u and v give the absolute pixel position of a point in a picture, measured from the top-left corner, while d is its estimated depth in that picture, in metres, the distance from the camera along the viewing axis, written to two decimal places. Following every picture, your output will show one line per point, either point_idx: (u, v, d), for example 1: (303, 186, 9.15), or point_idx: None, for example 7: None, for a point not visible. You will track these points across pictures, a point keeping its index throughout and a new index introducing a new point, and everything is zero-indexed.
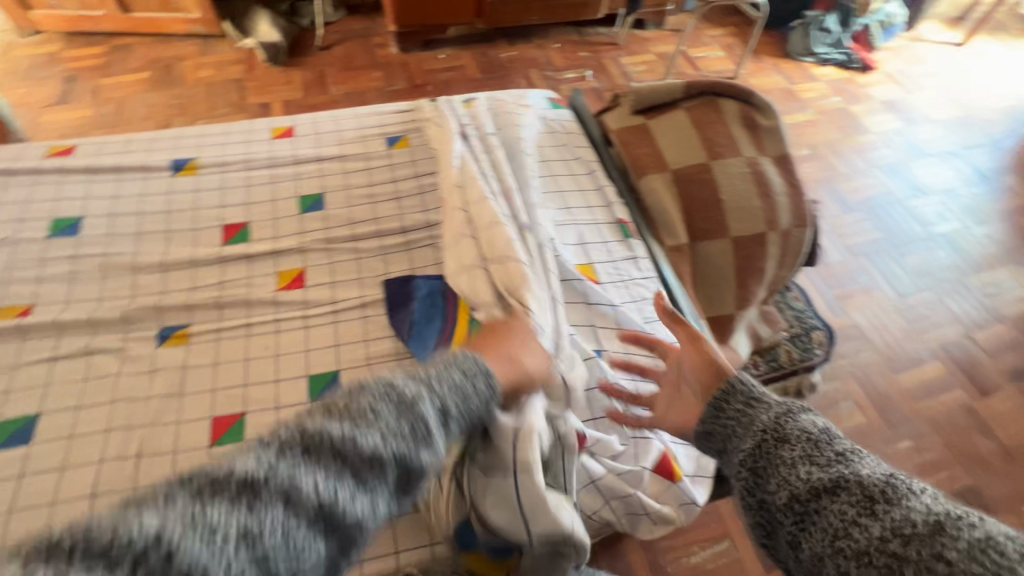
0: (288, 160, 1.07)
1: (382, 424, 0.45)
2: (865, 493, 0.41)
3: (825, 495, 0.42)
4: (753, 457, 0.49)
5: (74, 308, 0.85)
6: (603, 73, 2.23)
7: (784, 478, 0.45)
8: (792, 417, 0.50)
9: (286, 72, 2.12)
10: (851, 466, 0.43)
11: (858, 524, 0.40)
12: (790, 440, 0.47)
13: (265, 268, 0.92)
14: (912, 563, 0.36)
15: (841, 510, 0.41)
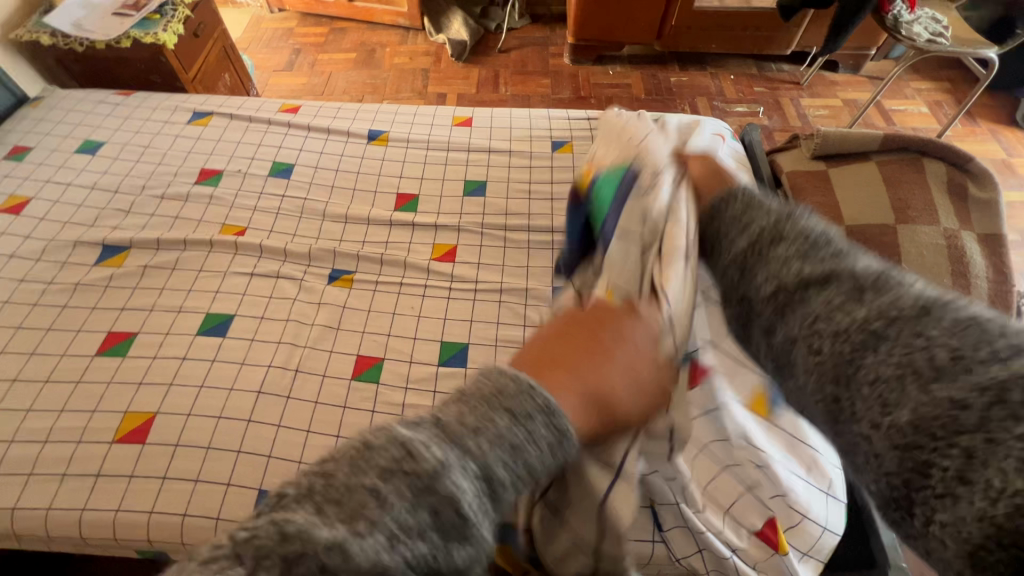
0: (463, 147, 1.17)
1: (389, 523, 0.32)
2: (855, 282, 0.32)
3: (811, 286, 0.34)
4: (739, 254, 0.39)
5: (274, 237, 1.02)
6: (777, 111, 2.10)
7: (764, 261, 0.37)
8: (793, 214, 0.39)
9: (466, 69, 2.31)
10: (847, 257, 0.34)
11: (845, 307, 0.31)
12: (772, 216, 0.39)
13: (424, 237, 1.02)
14: (890, 341, 0.29)
15: (832, 291, 0.33)
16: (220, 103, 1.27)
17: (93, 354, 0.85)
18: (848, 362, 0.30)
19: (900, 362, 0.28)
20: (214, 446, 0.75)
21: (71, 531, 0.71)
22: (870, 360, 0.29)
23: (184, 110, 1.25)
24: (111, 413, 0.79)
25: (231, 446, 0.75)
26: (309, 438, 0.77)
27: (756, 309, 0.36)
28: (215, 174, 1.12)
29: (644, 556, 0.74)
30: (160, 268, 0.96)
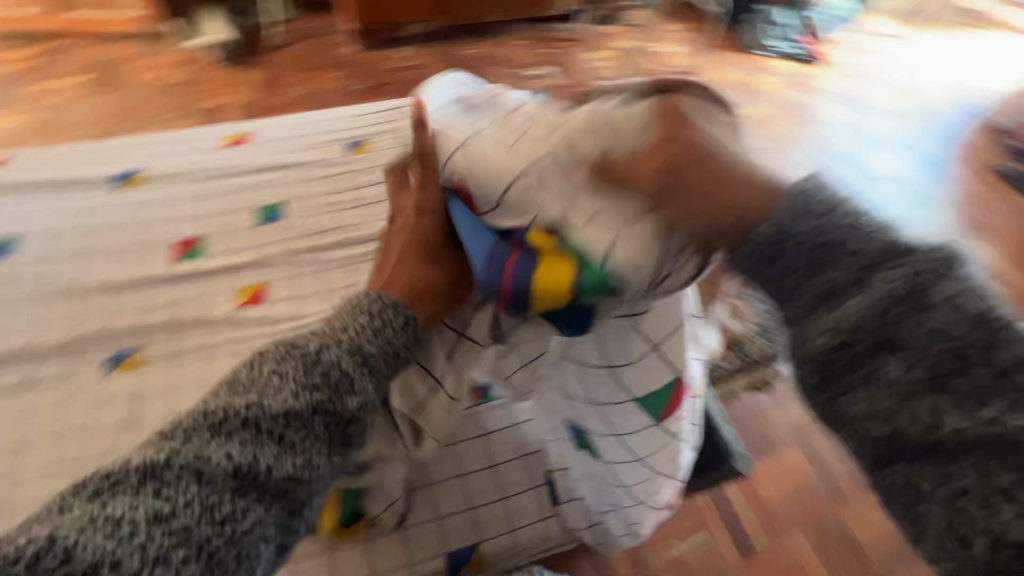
0: (244, 169, 1.02)
1: (288, 382, 0.45)
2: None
3: (948, 438, 0.33)
4: (828, 357, 0.36)
5: (14, 337, 0.79)
6: (566, 69, 2.23)
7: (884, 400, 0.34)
8: (940, 306, 0.33)
9: (239, 73, 2.03)
10: (1020, 406, 0.31)
11: (995, 483, 0.31)
12: (910, 350, 0.34)
13: (222, 285, 0.88)
14: None
15: (988, 473, 0.31)
16: None
17: None
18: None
19: None
20: None
21: None
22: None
23: None
24: None
25: None
26: None
27: (881, 453, 0.36)
28: None
29: (537, 536, 0.76)
30: None
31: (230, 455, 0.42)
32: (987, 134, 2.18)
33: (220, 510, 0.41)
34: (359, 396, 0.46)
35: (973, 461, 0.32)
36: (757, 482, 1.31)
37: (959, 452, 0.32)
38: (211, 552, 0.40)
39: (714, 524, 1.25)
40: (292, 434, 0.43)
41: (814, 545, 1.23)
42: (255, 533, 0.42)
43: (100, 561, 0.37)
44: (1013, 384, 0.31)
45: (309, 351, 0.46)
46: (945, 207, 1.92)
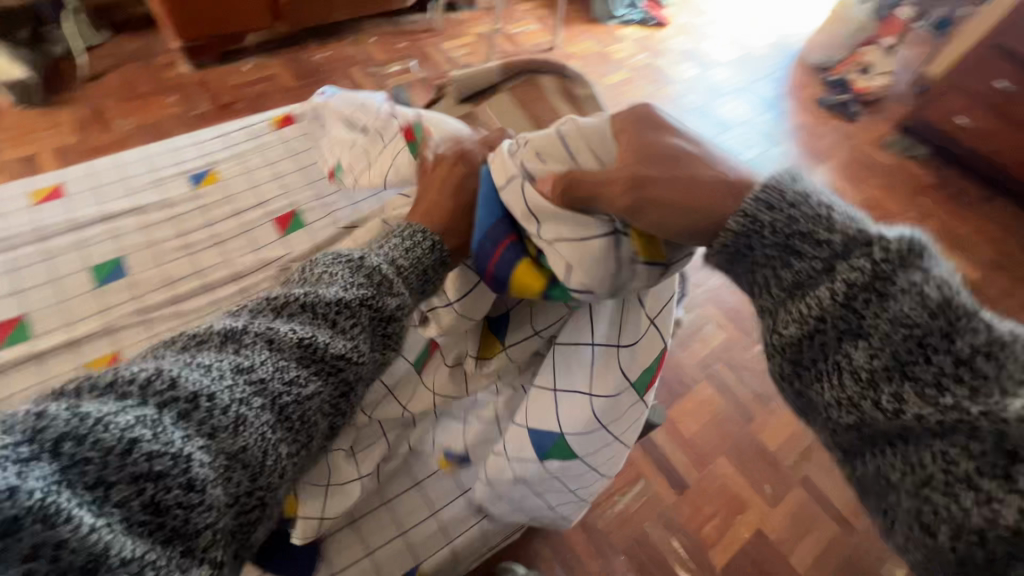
0: (64, 226, 0.88)
1: (339, 280, 0.49)
2: (994, 443, 0.30)
3: (911, 424, 0.33)
4: (797, 346, 0.38)
5: None
6: (427, 61, 2.18)
7: (847, 392, 0.36)
8: (900, 296, 0.34)
9: (49, 114, 1.75)
10: (985, 394, 0.31)
11: (962, 475, 0.31)
12: (868, 337, 0.35)
13: (64, 363, 0.75)
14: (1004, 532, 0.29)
15: (949, 459, 0.31)
16: None
17: None
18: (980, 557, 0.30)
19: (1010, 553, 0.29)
20: None
21: None
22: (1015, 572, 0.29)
23: None
24: None
25: None
26: None
27: (853, 443, 0.37)
28: None
29: (477, 540, 0.75)
30: None
31: (297, 330, 0.45)
32: (809, 73, 2.47)
33: (289, 371, 0.43)
34: (397, 297, 0.51)
35: (936, 449, 0.32)
36: (678, 423, 1.41)
37: (924, 438, 0.33)
38: (277, 408, 0.41)
39: (650, 471, 1.33)
40: (344, 321, 0.47)
41: (736, 466, 1.35)
42: (316, 401, 0.44)
43: (194, 395, 0.38)
44: (972, 372, 0.31)
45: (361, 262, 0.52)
46: (787, 142, 2.16)
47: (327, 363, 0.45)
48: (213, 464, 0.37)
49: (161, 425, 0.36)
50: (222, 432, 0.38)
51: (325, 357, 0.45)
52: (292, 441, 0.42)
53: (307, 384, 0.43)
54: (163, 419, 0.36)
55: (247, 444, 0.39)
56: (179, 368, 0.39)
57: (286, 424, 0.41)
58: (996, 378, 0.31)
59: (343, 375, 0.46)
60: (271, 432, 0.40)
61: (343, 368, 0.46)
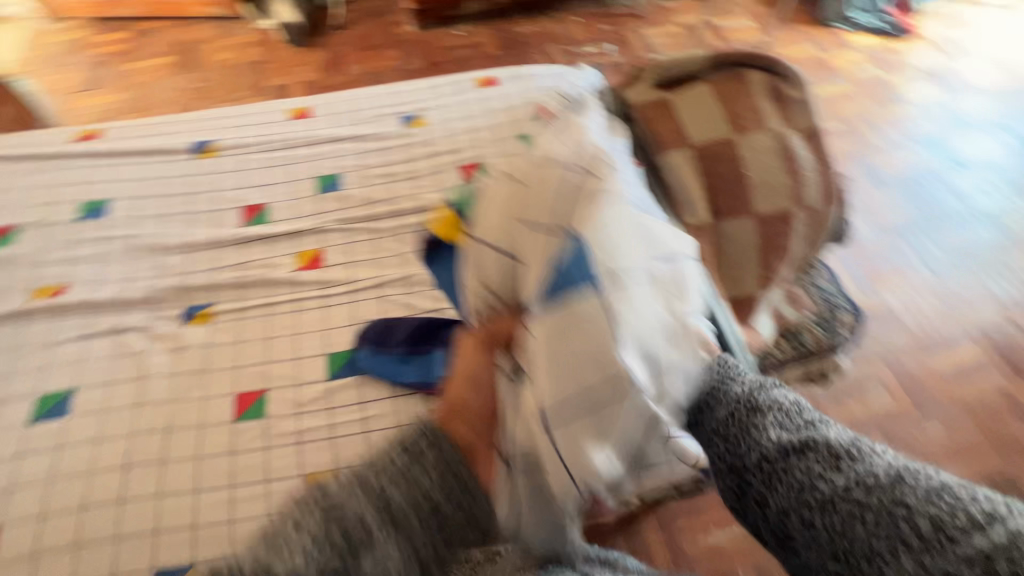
0: (305, 141, 1.07)
1: (305, 546, 0.47)
2: (831, 452, 0.46)
3: (794, 454, 0.48)
4: (726, 425, 0.53)
5: (103, 287, 0.88)
6: (624, 46, 2.16)
7: (757, 445, 0.50)
8: (765, 391, 0.54)
9: (304, 53, 2.12)
10: (820, 430, 0.49)
11: (828, 477, 0.45)
12: (763, 408, 0.52)
13: (284, 248, 0.94)
14: (874, 509, 0.42)
15: (810, 469, 0.46)
16: None
17: None
18: (839, 521, 0.43)
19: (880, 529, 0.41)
20: (84, 541, 0.65)
21: None
22: (860, 532, 0.42)
23: None
24: None
25: (105, 535, 0.66)
26: (197, 500, 0.68)
27: (752, 481, 0.50)
28: (7, 231, 0.93)
29: None
30: None
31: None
32: None
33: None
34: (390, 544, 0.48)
35: (807, 465, 0.47)
36: None
37: (794, 462, 0.48)
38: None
39: None
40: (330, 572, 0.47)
41: None
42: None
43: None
44: (795, 420, 0.51)
45: (368, 492, 0.51)
46: None
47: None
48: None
49: None
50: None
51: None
52: None
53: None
54: None
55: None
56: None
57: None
58: (821, 426, 0.50)
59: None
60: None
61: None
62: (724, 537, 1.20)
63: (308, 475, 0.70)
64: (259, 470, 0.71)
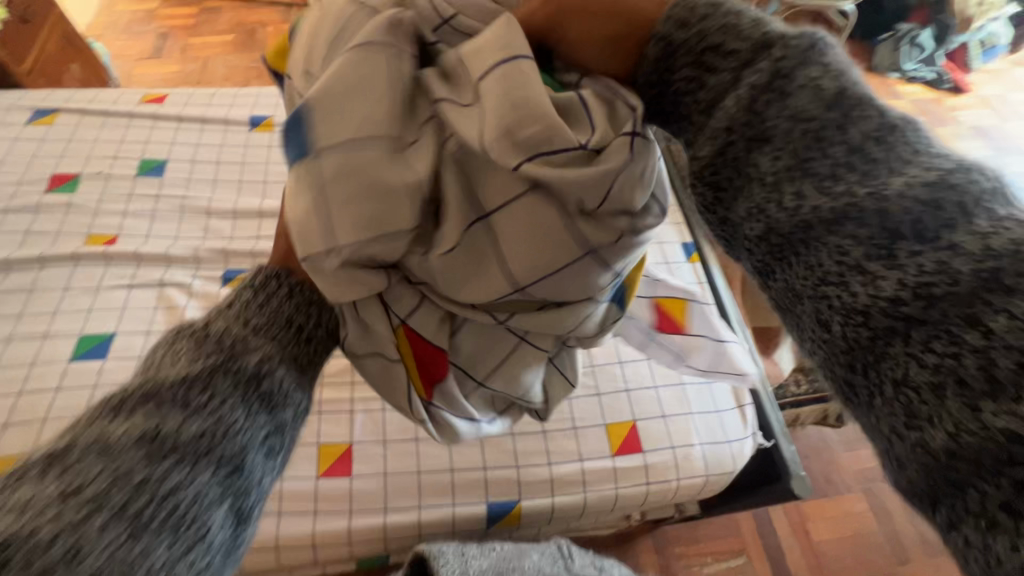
0: None
1: (184, 364, 0.32)
2: (885, 225, 0.23)
3: (818, 227, 0.24)
4: (713, 170, 0.28)
5: (152, 243, 0.92)
6: None
7: (754, 199, 0.27)
8: (780, 82, 0.26)
9: None
10: (876, 173, 0.24)
11: (860, 269, 0.23)
12: (780, 125, 0.26)
13: None
14: (928, 327, 0.21)
15: (839, 249, 0.24)
16: (66, 98, 1.11)
17: None
18: (865, 339, 0.23)
19: (937, 362, 0.21)
20: None
21: None
22: (894, 352, 0.22)
23: (22, 109, 1.08)
24: None
25: None
26: None
27: (747, 258, 0.28)
28: (70, 179, 0.98)
29: (576, 509, 0.75)
30: (15, 292, 0.84)
31: (132, 418, 0.28)
32: None
33: (130, 472, 0.26)
34: (262, 347, 0.34)
35: (833, 244, 0.24)
36: (809, 521, 1.24)
37: (822, 234, 0.24)
38: (133, 514, 0.26)
39: (755, 552, 1.21)
40: (196, 390, 0.30)
41: None
42: (191, 495, 0.27)
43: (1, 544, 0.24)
44: (866, 159, 0.24)
45: (202, 329, 0.34)
46: None
47: (192, 444, 0.28)
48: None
49: None
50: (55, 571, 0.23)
51: (186, 438, 0.28)
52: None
53: (175, 474, 0.27)
54: None
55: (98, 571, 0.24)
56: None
57: (164, 528, 0.26)
58: (885, 167, 0.24)
59: (227, 449, 0.29)
60: (139, 546, 0.25)
61: (222, 442, 0.29)
62: (720, 570, 1.18)
63: (326, 446, 0.74)
64: None
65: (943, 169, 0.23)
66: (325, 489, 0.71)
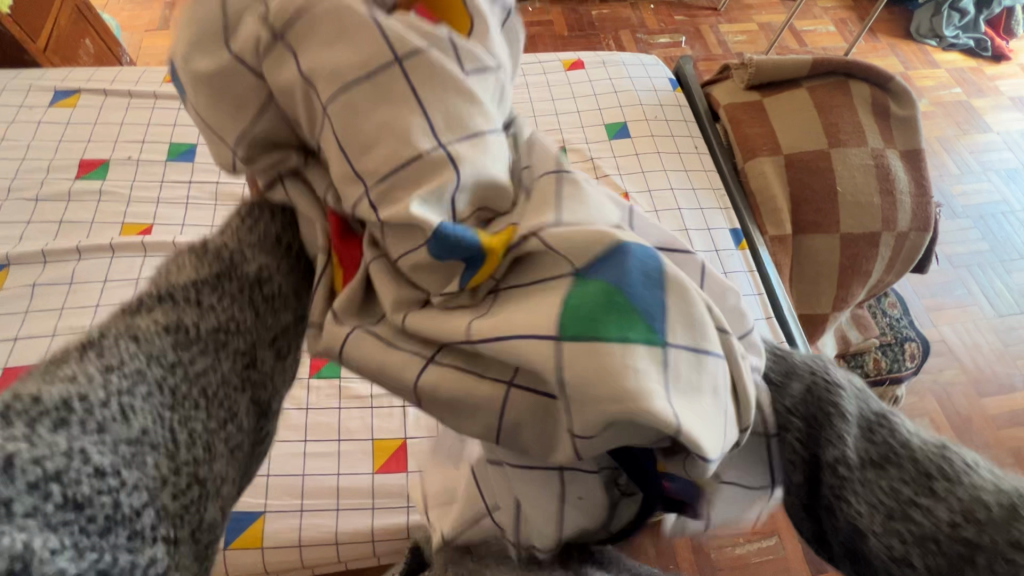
0: None
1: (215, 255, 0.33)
2: (918, 467, 0.29)
3: (868, 465, 0.30)
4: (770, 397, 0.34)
5: (188, 231, 0.89)
6: (698, 39, 2.05)
7: (825, 441, 0.31)
8: (796, 356, 0.35)
9: None
10: (885, 422, 0.31)
11: (922, 496, 0.28)
12: (804, 384, 0.33)
13: None
14: (990, 555, 0.27)
15: (891, 489, 0.29)
16: (88, 78, 1.07)
17: None
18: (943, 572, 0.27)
19: None
20: None
21: None
22: None
23: (44, 89, 1.04)
24: None
25: None
26: (276, 449, 0.72)
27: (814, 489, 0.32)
28: (99, 164, 0.95)
29: None
30: (54, 284, 0.81)
31: (160, 315, 0.30)
32: None
33: (170, 354, 0.29)
34: (274, 255, 0.35)
35: (885, 482, 0.29)
36: None
37: (871, 477, 0.30)
38: (172, 391, 0.29)
39: (788, 534, 1.21)
40: (216, 290, 0.32)
41: None
42: (219, 379, 0.31)
43: (65, 399, 0.25)
44: (856, 409, 0.32)
45: (204, 246, 0.34)
46: None
47: (211, 338, 0.31)
48: (116, 457, 0.25)
49: (37, 432, 0.24)
50: (114, 423, 0.26)
51: (204, 331, 0.31)
52: (214, 420, 0.30)
53: (199, 360, 0.30)
54: (37, 428, 0.24)
55: (149, 427, 0.27)
56: (28, 385, 0.26)
57: (192, 403, 0.29)
58: (873, 415, 0.32)
59: (238, 345, 0.32)
60: (177, 413, 0.28)
61: (235, 338, 0.32)
62: (752, 551, 1.19)
63: (380, 441, 0.75)
64: (333, 427, 0.75)
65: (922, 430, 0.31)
66: (383, 485, 0.72)
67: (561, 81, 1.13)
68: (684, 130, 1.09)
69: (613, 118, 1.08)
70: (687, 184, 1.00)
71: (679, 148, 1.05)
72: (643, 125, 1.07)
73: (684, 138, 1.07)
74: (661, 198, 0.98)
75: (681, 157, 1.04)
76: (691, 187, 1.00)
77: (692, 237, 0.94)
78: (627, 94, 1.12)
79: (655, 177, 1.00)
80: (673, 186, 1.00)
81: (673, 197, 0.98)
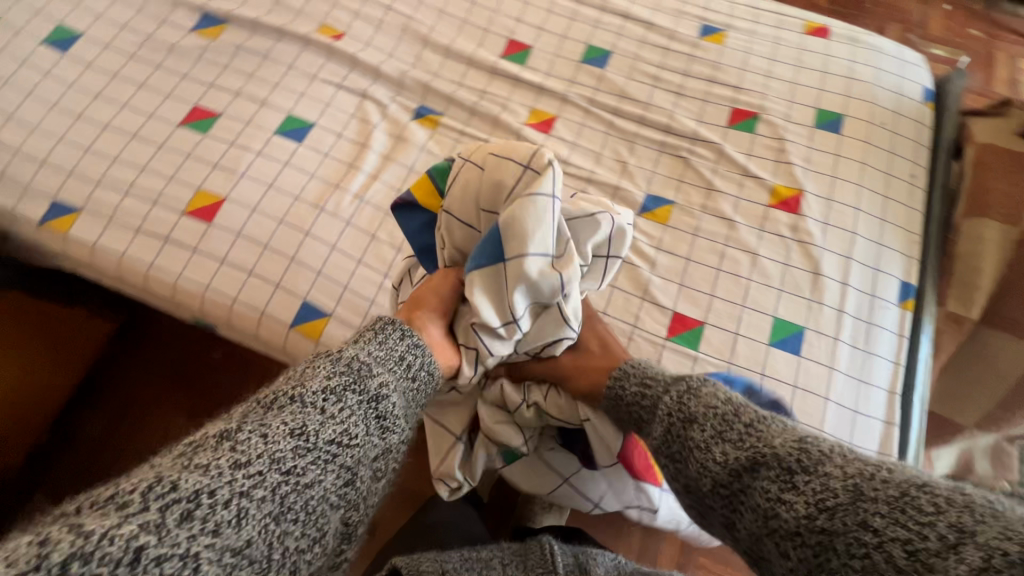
0: (598, 3, 0.98)
1: (335, 379, 0.49)
2: (783, 466, 0.41)
3: (746, 474, 0.43)
4: (667, 443, 0.50)
5: (368, 52, 0.93)
6: (984, 66, 1.64)
7: (704, 465, 0.46)
8: (692, 393, 0.51)
9: None
10: (761, 437, 0.44)
11: (783, 494, 0.40)
12: (698, 421, 0.48)
13: (525, 97, 0.91)
14: (840, 536, 0.37)
15: (768, 490, 0.41)
16: None
17: (178, 123, 0.84)
18: (812, 555, 0.38)
19: (860, 557, 0.36)
20: (271, 247, 0.77)
21: (137, 280, 0.76)
22: (836, 562, 0.37)
23: None
24: (185, 185, 0.80)
25: (287, 252, 0.77)
26: (357, 271, 0.77)
27: (715, 507, 0.45)
28: None
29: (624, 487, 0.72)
30: (251, 52, 0.91)
31: (289, 421, 0.45)
32: None
33: (286, 460, 0.43)
34: (380, 375, 0.51)
35: (762, 486, 0.42)
36: None
37: (750, 483, 0.43)
38: (280, 500, 0.42)
39: None
40: (333, 408, 0.47)
41: None
42: (317, 492, 0.44)
43: (197, 491, 0.38)
44: (736, 435, 0.46)
45: (337, 355, 0.51)
46: None
47: (324, 448, 0.45)
48: (220, 564, 0.38)
49: (164, 526, 0.36)
50: (227, 527, 0.39)
51: (322, 443, 0.45)
52: (302, 533, 0.43)
53: (310, 472, 0.44)
54: (168, 520, 0.36)
55: (251, 536, 0.40)
56: (174, 469, 0.39)
57: (294, 516, 0.43)
58: (755, 432, 0.45)
59: (343, 461, 0.46)
60: (280, 524, 0.42)
61: (342, 453, 0.46)
62: None
63: None
64: None
65: (796, 434, 0.44)
66: None
67: (792, 43, 0.97)
68: (910, 152, 0.89)
69: (831, 105, 0.91)
70: (878, 211, 0.84)
71: (891, 169, 0.87)
72: (862, 127, 0.90)
73: (903, 161, 0.88)
74: (839, 213, 0.83)
75: (887, 181, 0.86)
76: (881, 217, 0.84)
77: (851, 268, 0.80)
78: (863, 85, 0.93)
79: (843, 188, 0.85)
80: (859, 206, 0.84)
81: (853, 217, 0.83)
